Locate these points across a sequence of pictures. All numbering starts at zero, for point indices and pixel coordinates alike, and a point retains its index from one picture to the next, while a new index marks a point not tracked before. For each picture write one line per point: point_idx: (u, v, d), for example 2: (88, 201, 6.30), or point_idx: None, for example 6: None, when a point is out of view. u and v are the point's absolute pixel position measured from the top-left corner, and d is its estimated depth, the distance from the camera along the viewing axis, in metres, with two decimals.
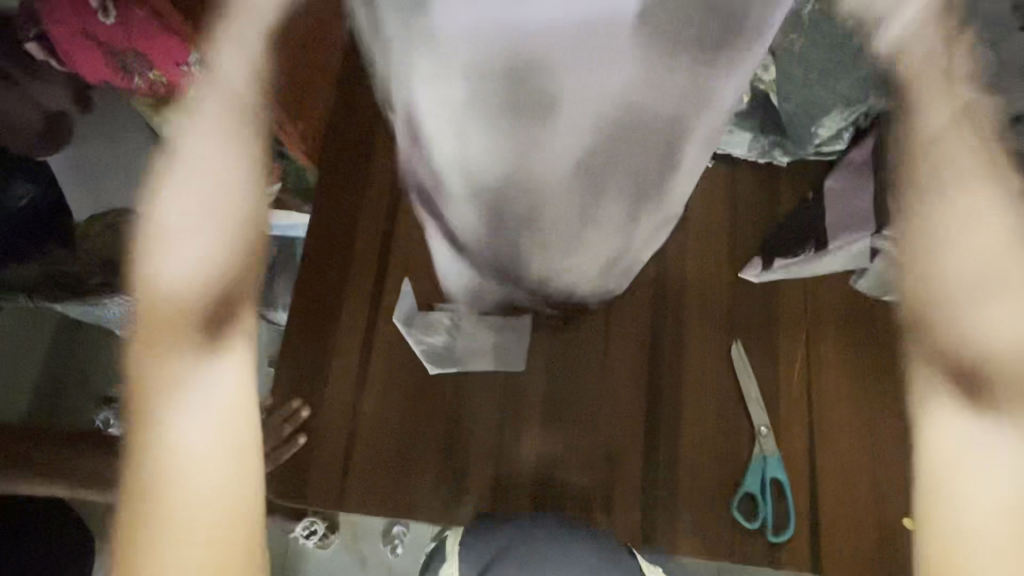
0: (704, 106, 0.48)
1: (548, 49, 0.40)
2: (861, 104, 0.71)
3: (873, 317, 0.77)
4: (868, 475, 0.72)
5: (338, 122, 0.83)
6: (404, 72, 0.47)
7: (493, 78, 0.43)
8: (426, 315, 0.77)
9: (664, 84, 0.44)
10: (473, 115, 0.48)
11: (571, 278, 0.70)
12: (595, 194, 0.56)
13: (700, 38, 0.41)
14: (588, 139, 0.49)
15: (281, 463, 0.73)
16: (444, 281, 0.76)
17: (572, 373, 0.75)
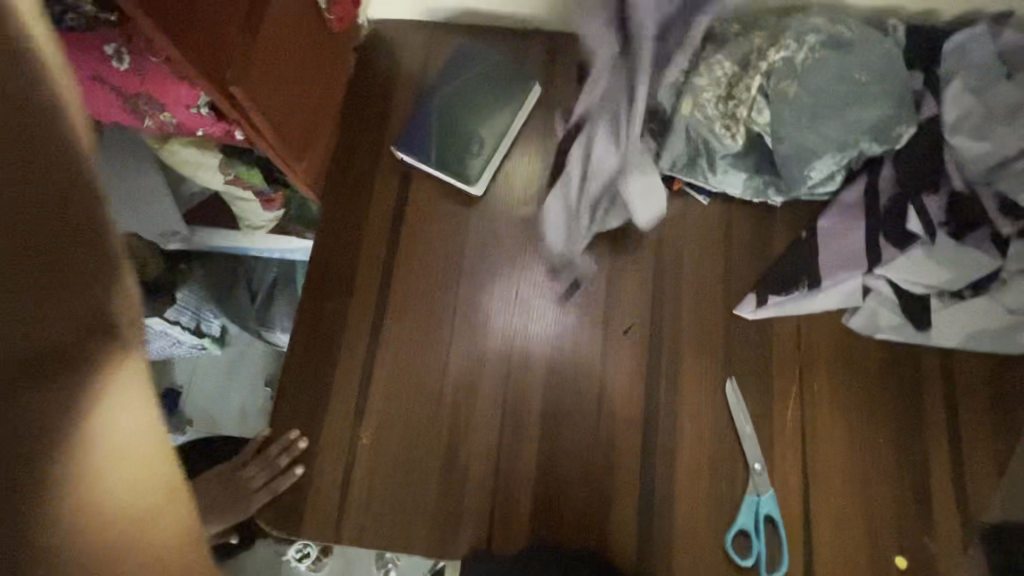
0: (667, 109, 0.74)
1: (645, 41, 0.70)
2: (853, 148, 0.74)
3: (867, 353, 0.78)
4: (861, 512, 0.73)
5: (343, 154, 0.85)
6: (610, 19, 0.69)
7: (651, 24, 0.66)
8: (428, 347, 0.78)
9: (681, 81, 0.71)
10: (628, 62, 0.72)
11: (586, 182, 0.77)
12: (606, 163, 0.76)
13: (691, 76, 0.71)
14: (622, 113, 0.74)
15: (276, 495, 0.73)
16: (452, 310, 0.79)
17: (569, 408, 0.76)
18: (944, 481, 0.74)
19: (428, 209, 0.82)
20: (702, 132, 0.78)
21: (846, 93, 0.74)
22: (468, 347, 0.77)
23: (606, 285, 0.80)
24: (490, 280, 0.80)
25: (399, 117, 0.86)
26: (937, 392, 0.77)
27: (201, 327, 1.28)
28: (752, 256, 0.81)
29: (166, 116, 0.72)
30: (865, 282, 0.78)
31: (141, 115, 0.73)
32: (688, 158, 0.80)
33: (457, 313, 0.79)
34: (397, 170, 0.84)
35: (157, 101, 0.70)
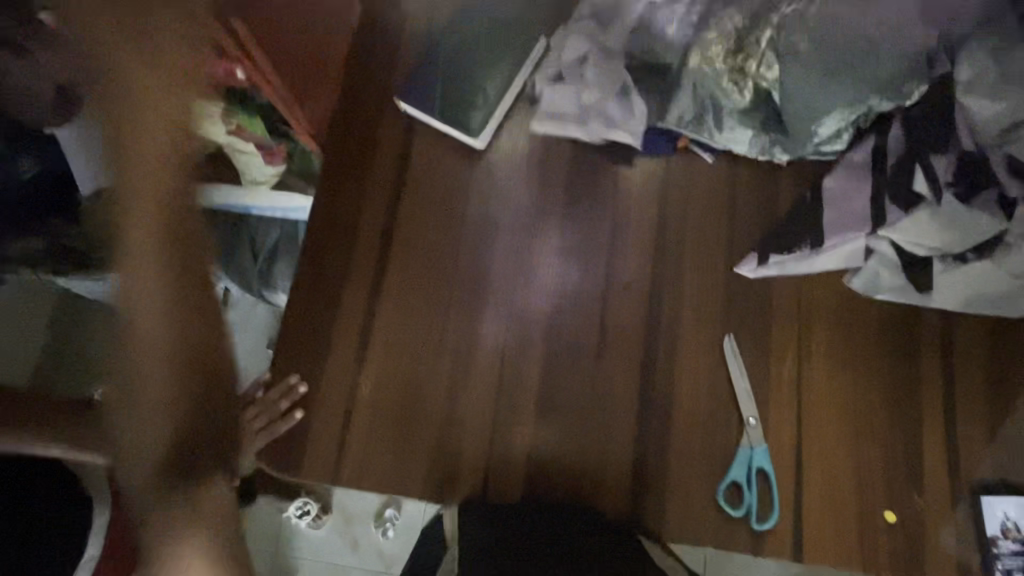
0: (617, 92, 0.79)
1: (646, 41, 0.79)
2: (861, 104, 0.74)
3: (864, 314, 0.79)
4: (855, 471, 0.74)
5: (345, 105, 0.84)
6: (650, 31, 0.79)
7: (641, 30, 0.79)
8: (429, 300, 0.78)
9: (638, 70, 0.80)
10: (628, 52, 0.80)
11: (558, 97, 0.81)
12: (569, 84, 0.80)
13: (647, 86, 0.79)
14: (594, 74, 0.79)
15: (276, 439, 0.74)
16: (450, 267, 0.79)
17: (568, 362, 0.76)
18: (937, 444, 0.74)
19: (431, 164, 0.82)
20: (707, 87, 0.77)
21: (860, 47, 0.71)
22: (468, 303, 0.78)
23: (608, 243, 0.79)
24: (491, 239, 0.79)
25: (401, 70, 0.85)
26: (935, 358, 0.77)
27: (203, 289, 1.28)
28: (755, 217, 0.81)
29: None
30: (868, 243, 0.78)
31: None
32: (694, 115, 0.79)
33: (455, 273, 0.79)
34: (399, 124, 0.83)
35: None
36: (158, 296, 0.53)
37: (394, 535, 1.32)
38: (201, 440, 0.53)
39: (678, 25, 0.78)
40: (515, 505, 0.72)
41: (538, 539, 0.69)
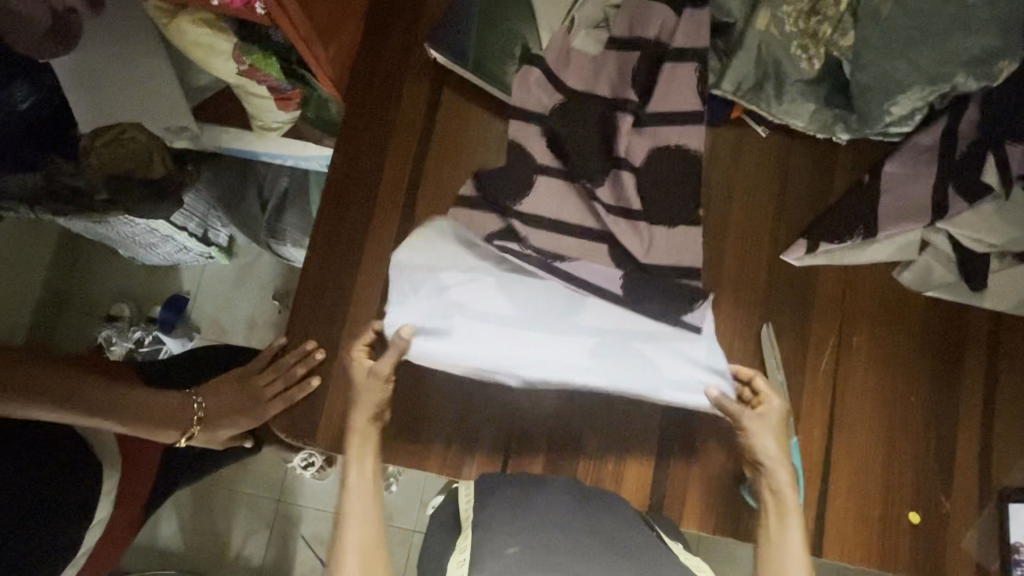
0: (587, 294, 0.68)
1: (530, 273, 0.69)
2: (945, 83, 0.66)
3: (909, 311, 0.75)
4: (882, 470, 0.72)
5: (373, 51, 0.76)
6: (475, 257, 0.70)
7: (534, 277, 0.69)
8: (471, 250, 0.70)
9: (675, 363, 0.67)
10: (510, 265, 0.69)
11: (465, 273, 0.69)
12: (526, 273, 0.69)
13: (621, 330, 0.68)
14: (502, 267, 0.69)
15: (293, 405, 0.71)
16: (492, 288, 0.69)
17: (619, 369, 0.67)
18: (969, 444, 0.73)
19: (463, 125, 0.76)
20: (773, 51, 0.70)
21: (949, 16, 0.64)
22: (490, 287, 0.69)
23: (666, 208, 0.70)
24: (498, 219, 0.69)
25: (432, 15, 0.77)
26: (977, 358, 0.74)
27: (207, 236, 1.27)
28: (805, 199, 0.76)
29: None
30: (924, 235, 0.74)
31: None
32: (754, 82, 0.72)
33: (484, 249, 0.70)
34: (430, 75, 0.76)
35: None
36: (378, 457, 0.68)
37: (396, 490, 1.33)
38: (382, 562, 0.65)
39: None
40: (527, 475, 0.70)
41: (550, 511, 0.64)
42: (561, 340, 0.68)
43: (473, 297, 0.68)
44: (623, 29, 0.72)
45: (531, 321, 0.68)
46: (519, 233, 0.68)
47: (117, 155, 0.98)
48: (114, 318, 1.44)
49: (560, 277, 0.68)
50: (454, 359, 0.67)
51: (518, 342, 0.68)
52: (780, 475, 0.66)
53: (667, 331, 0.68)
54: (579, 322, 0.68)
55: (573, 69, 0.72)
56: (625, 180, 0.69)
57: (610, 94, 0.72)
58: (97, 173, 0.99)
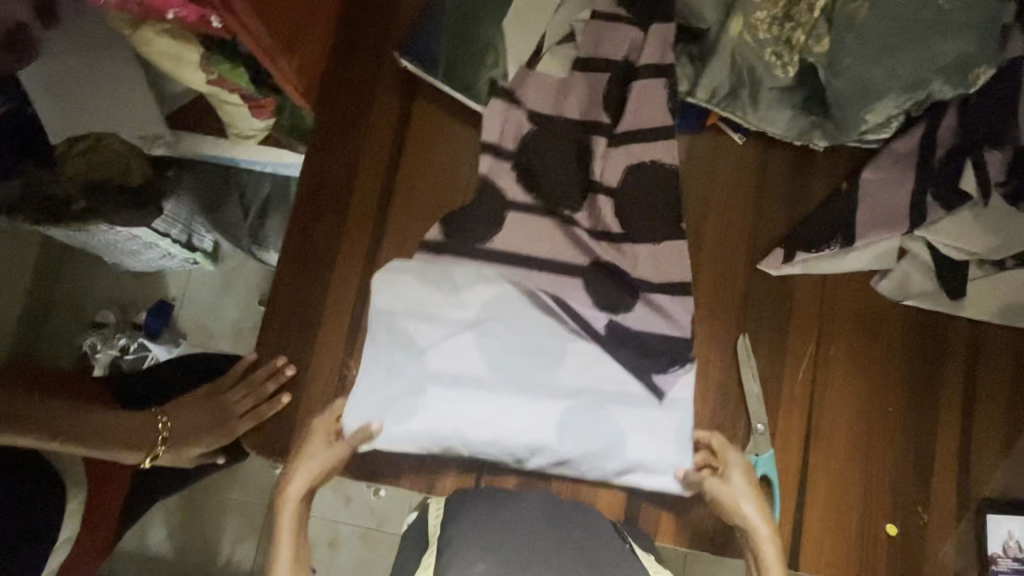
0: (572, 337, 0.70)
1: (519, 311, 0.69)
2: (921, 90, 0.65)
3: (887, 320, 0.74)
4: (859, 482, 0.72)
5: (342, 61, 0.75)
6: (463, 292, 0.69)
7: (523, 316, 0.69)
8: (458, 289, 0.69)
9: (642, 416, 0.69)
10: (499, 301, 0.69)
11: (449, 309, 0.69)
12: (514, 311, 0.70)
13: (602, 382, 0.69)
14: (491, 303, 0.69)
15: (264, 422, 0.70)
16: (473, 326, 0.69)
17: (590, 420, 0.68)
18: (949, 461, 0.72)
19: (435, 135, 0.75)
20: (747, 58, 0.69)
21: (928, 22, 0.63)
22: (472, 324, 0.69)
23: (639, 221, 0.70)
24: (469, 259, 0.69)
25: (403, 23, 0.75)
26: (958, 378, 0.73)
27: (192, 242, 1.24)
28: (782, 207, 0.75)
29: None
30: (903, 242, 0.73)
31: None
32: (729, 89, 0.71)
33: (472, 285, 0.69)
34: (401, 83, 0.75)
35: None
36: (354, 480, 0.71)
37: (385, 494, 1.33)
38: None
39: None
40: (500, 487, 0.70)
41: (530, 527, 0.64)
42: (545, 385, 0.69)
43: (457, 332, 0.69)
44: (590, 49, 0.72)
45: (511, 385, 0.68)
46: (491, 267, 0.69)
47: (100, 163, 0.98)
48: (99, 326, 1.42)
49: (545, 320, 0.70)
50: (430, 393, 0.68)
51: (488, 418, 0.68)
52: (767, 549, 0.65)
53: (642, 395, 0.69)
54: (558, 361, 0.69)
55: (543, 85, 0.72)
56: (603, 204, 0.71)
57: (582, 106, 0.72)
58: (78, 182, 0.98)
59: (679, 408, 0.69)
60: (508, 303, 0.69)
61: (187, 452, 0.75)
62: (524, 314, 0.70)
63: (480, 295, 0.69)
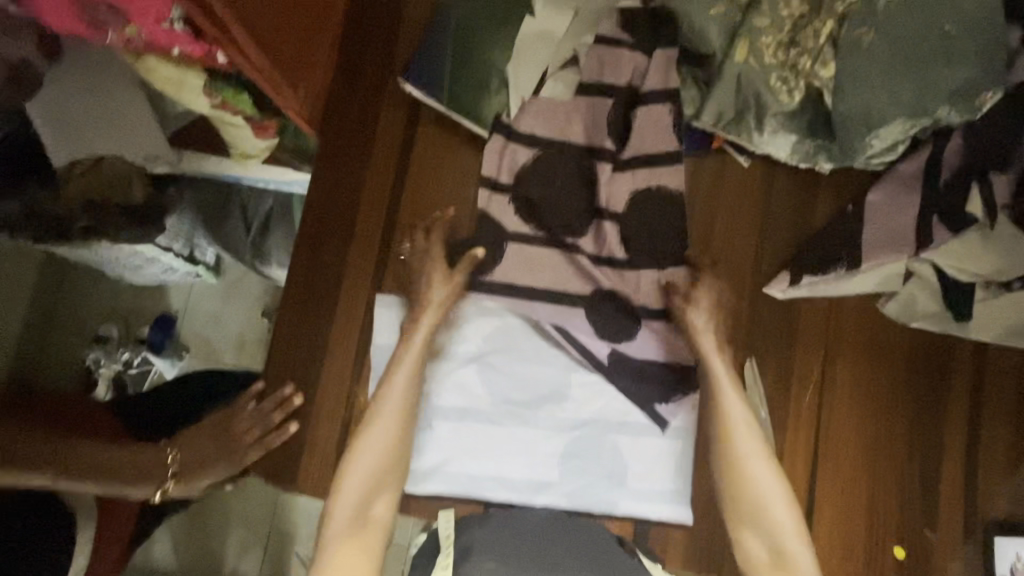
0: (574, 367, 0.71)
1: (524, 341, 0.71)
2: (927, 116, 0.65)
3: (892, 342, 0.74)
4: (865, 504, 0.72)
5: (343, 86, 0.75)
6: (473, 324, 0.71)
7: (528, 345, 0.71)
8: (467, 322, 0.71)
9: (647, 447, 0.70)
10: (505, 331, 0.71)
11: (476, 333, 0.71)
12: (519, 340, 0.71)
13: (605, 412, 0.70)
14: (497, 334, 0.71)
15: (271, 451, 0.71)
16: (479, 358, 0.71)
17: (594, 446, 0.70)
18: (954, 479, 0.72)
19: (439, 160, 0.75)
20: (753, 82, 0.68)
21: (932, 49, 0.63)
22: (484, 355, 0.71)
23: (643, 246, 0.72)
24: (473, 291, 0.71)
25: (405, 48, 0.75)
26: (962, 399, 0.73)
27: (194, 255, 1.22)
28: (786, 228, 0.75)
29: (132, 30, 0.50)
30: (908, 266, 0.72)
31: (99, 28, 0.50)
32: (734, 113, 0.70)
33: (483, 315, 0.71)
34: (405, 107, 0.75)
35: (120, 12, 0.48)
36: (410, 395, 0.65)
37: None
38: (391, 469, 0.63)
39: (725, 9, 0.68)
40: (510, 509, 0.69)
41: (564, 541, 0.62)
42: (548, 413, 0.70)
43: (471, 362, 0.71)
44: (593, 76, 0.73)
45: (514, 418, 0.70)
46: (495, 298, 0.71)
47: (100, 184, 0.94)
48: (100, 340, 1.36)
49: (548, 350, 0.71)
50: (439, 422, 0.70)
51: (492, 451, 0.70)
52: (736, 415, 0.65)
53: (643, 423, 0.70)
54: (560, 391, 0.70)
55: (546, 112, 0.72)
56: (607, 230, 0.72)
57: (586, 133, 0.73)
58: (82, 199, 0.94)
59: (682, 437, 0.70)
60: (512, 333, 0.71)
61: (197, 484, 0.70)
62: (529, 343, 0.71)
63: (487, 326, 0.71)
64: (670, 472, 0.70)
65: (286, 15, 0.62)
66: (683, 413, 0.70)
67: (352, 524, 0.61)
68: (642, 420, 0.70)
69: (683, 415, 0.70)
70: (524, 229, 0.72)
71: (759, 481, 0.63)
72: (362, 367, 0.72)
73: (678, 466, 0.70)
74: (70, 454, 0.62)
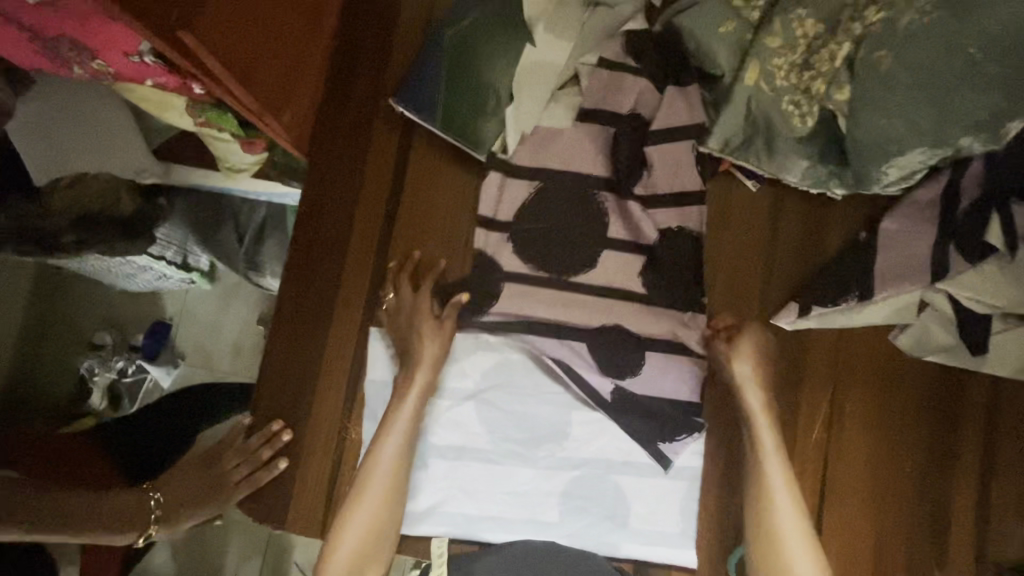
0: (576, 406, 0.69)
1: (526, 379, 0.69)
2: (948, 145, 0.61)
3: (903, 376, 0.72)
4: (873, 544, 0.70)
5: (335, 105, 0.71)
6: (471, 359, 0.69)
7: (530, 383, 0.69)
8: (465, 358, 0.69)
9: (646, 486, 0.69)
10: (506, 368, 0.69)
11: (476, 369, 0.69)
12: (522, 378, 0.69)
13: (605, 452, 0.69)
14: (498, 370, 0.69)
15: (260, 488, 0.68)
16: (477, 395, 0.69)
17: (593, 484, 0.68)
18: (966, 518, 0.70)
19: (434, 185, 0.71)
20: (764, 106, 0.65)
21: (954, 73, 0.57)
22: (482, 391, 0.69)
23: (646, 278, 0.69)
24: (469, 325, 0.69)
25: (398, 66, 0.72)
26: (976, 438, 0.71)
27: (188, 263, 1.03)
28: (798, 256, 0.72)
29: (101, 65, 0.50)
30: (923, 296, 0.68)
31: (66, 62, 0.50)
32: (744, 136, 0.67)
33: (484, 351, 0.69)
34: (398, 129, 0.71)
35: (88, 50, 0.48)
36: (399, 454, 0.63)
37: None
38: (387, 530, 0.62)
39: (734, 27, 0.65)
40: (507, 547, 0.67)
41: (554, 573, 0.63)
42: (548, 453, 0.68)
43: (471, 400, 0.69)
44: (594, 101, 0.70)
45: (513, 457, 0.68)
46: (493, 333, 0.69)
47: (86, 195, 0.84)
48: (96, 347, 1.19)
49: (550, 388, 0.69)
50: (436, 461, 0.68)
51: (489, 491, 0.68)
52: (772, 470, 0.64)
53: (645, 464, 0.69)
54: (562, 430, 0.69)
55: (546, 137, 0.70)
56: (609, 262, 0.69)
57: (587, 158, 0.70)
58: (65, 211, 0.84)
59: (686, 477, 0.69)
60: (514, 369, 0.69)
61: (180, 527, 0.69)
62: (531, 381, 0.69)
63: (487, 361, 0.69)
64: (670, 512, 0.69)
65: (271, 40, 0.58)
66: (685, 452, 0.69)
67: (352, 561, 0.61)
68: (642, 460, 0.69)
69: (684, 455, 0.69)
70: (522, 259, 0.69)
71: (779, 513, 0.62)
72: (354, 401, 0.69)
73: (679, 505, 0.69)
74: (32, 501, 0.61)
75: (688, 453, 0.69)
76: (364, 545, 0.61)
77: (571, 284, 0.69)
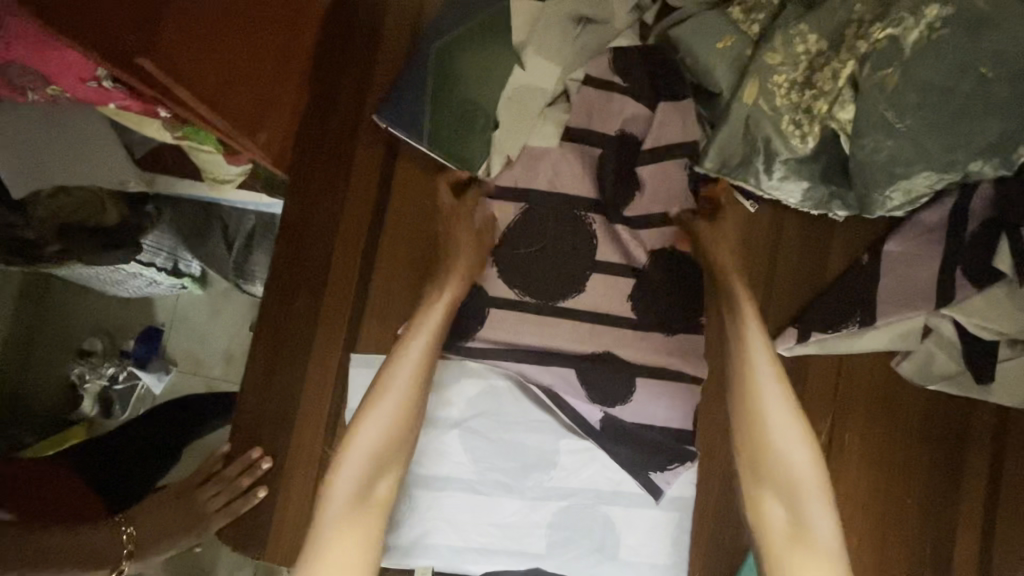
0: (564, 433, 0.67)
1: (511, 406, 0.67)
2: (958, 167, 0.58)
3: (904, 402, 0.69)
4: (881, 556, 0.68)
5: (314, 120, 0.68)
6: (456, 384, 0.66)
7: (516, 410, 0.67)
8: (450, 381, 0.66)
9: (636, 518, 0.67)
10: (491, 394, 0.67)
11: (461, 391, 0.66)
12: (507, 403, 0.67)
13: (594, 483, 0.67)
14: (483, 395, 0.67)
15: (240, 517, 0.67)
16: (461, 422, 0.66)
17: (582, 515, 0.66)
18: (970, 545, 0.68)
19: (420, 205, 0.69)
20: (763, 125, 0.62)
21: (962, 98, 0.56)
22: (466, 419, 0.66)
23: (638, 303, 0.67)
24: (453, 353, 0.66)
25: (384, 81, 0.69)
26: (981, 464, 0.68)
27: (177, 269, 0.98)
28: (796, 278, 0.69)
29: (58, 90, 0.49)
30: (927, 321, 0.65)
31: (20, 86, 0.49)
32: (741, 157, 0.63)
33: (467, 377, 0.66)
34: (382, 145, 0.69)
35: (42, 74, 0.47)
36: (391, 426, 0.60)
37: None
38: (383, 478, 0.59)
39: (734, 42, 0.62)
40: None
41: None
42: (537, 482, 0.66)
43: (456, 428, 0.66)
44: (586, 117, 0.67)
45: (500, 487, 0.66)
46: (479, 360, 0.66)
47: (70, 205, 0.78)
48: (86, 353, 1.15)
49: (537, 415, 0.67)
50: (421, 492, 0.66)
51: (477, 522, 0.66)
52: (780, 425, 0.60)
53: (636, 493, 0.67)
54: (550, 458, 0.66)
55: (535, 155, 0.67)
56: (600, 286, 0.67)
57: (578, 178, 0.67)
58: (50, 225, 0.77)
59: (677, 507, 0.67)
60: (501, 394, 0.67)
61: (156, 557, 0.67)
62: (516, 408, 0.67)
63: (472, 387, 0.67)
64: (661, 543, 0.67)
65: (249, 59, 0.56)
66: (677, 484, 0.67)
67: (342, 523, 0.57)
68: (633, 490, 0.67)
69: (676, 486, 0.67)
70: (510, 283, 0.66)
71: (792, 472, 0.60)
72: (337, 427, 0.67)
73: (670, 536, 0.67)
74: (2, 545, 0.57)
75: (680, 483, 0.67)
76: (351, 509, 0.58)
77: (561, 310, 0.66)
